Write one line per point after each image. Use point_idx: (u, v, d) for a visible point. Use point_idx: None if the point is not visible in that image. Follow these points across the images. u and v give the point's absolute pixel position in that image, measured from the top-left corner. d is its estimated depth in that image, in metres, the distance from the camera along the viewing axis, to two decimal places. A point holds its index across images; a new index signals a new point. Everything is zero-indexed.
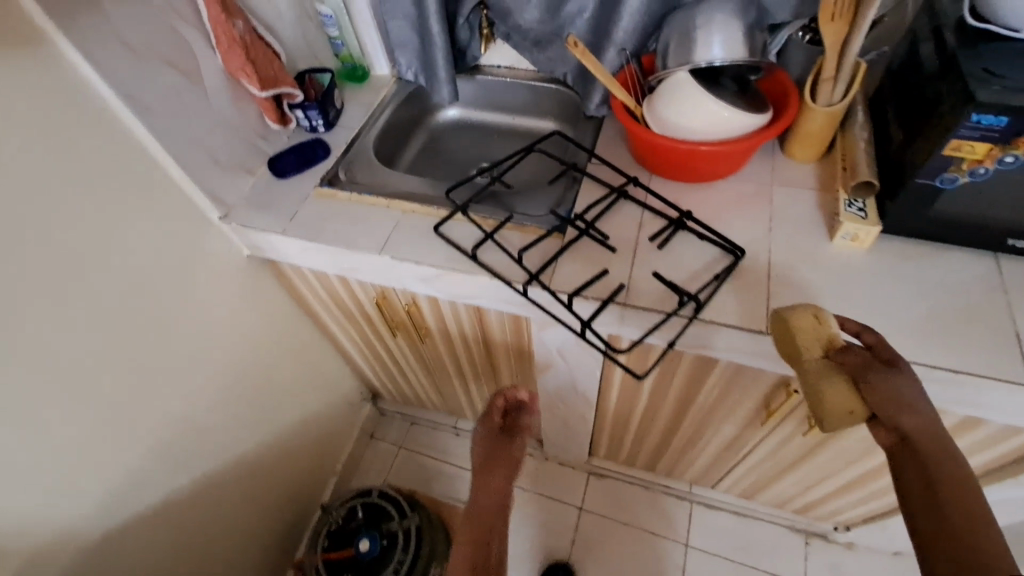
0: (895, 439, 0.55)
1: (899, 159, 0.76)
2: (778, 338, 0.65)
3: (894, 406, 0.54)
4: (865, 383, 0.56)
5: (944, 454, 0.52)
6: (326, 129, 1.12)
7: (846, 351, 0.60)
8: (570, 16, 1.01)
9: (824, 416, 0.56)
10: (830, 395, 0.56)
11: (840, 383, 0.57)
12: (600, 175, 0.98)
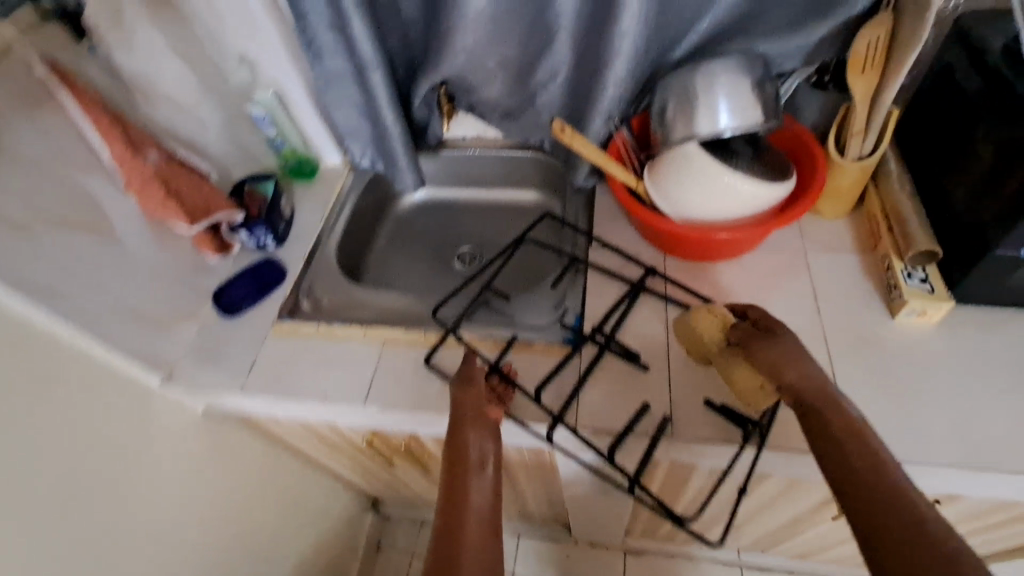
0: (792, 403, 0.59)
1: (967, 223, 0.65)
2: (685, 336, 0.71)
3: (777, 369, 0.60)
4: (752, 350, 0.62)
5: (834, 415, 0.56)
6: (277, 246, 0.95)
7: (735, 331, 0.66)
8: (541, 83, 0.84)
9: (742, 398, 0.65)
10: (740, 381, 0.64)
11: (742, 364, 0.64)
12: (604, 264, 0.84)
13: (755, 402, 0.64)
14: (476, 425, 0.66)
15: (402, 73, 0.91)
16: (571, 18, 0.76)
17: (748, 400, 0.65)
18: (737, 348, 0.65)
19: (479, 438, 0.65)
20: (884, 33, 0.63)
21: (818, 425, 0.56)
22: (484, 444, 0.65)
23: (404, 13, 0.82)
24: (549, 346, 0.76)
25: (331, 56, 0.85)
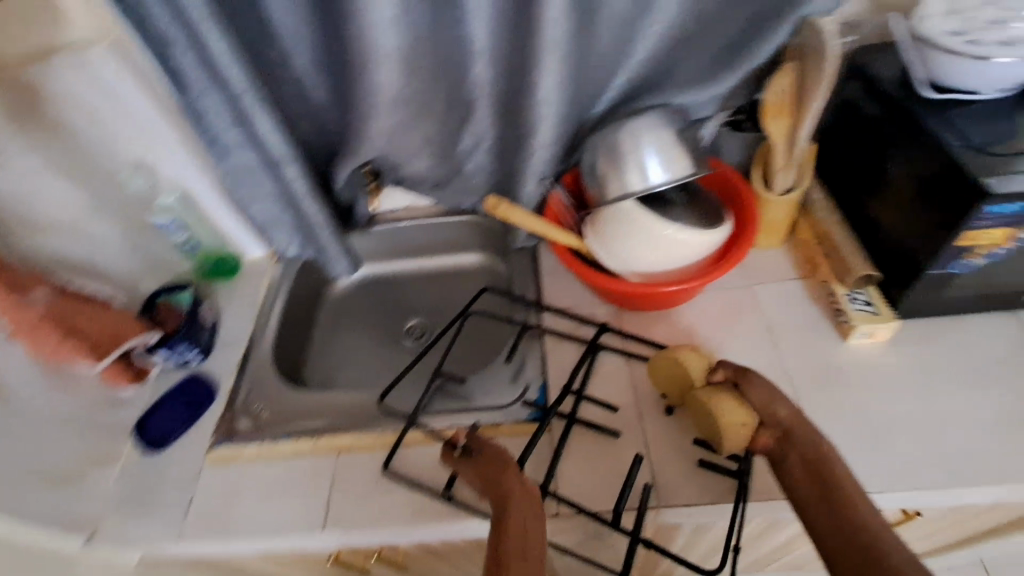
0: (774, 434, 0.59)
1: (899, 248, 0.67)
2: (665, 371, 0.68)
3: (773, 405, 0.60)
4: (744, 386, 0.62)
5: (819, 448, 0.56)
6: (203, 358, 0.86)
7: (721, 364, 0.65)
8: (466, 152, 0.82)
9: (723, 433, 0.60)
10: (726, 414, 0.60)
11: (728, 397, 0.62)
12: (560, 327, 0.81)
13: (730, 440, 0.60)
14: (516, 506, 0.55)
15: (320, 157, 0.86)
16: (490, 89, 0.74)
17: (727, 435, 0.60)
18: (722, 385, 0.63)
19: (517, 526, 0.53)
20: (791, 81, 0.66)
21: (798, 456, 0.57)
22: (521, 532, 0.52)
23: (313, 99, 0.78)
24: (517, 425, 0.72)
25: (239, 150, 0.79)
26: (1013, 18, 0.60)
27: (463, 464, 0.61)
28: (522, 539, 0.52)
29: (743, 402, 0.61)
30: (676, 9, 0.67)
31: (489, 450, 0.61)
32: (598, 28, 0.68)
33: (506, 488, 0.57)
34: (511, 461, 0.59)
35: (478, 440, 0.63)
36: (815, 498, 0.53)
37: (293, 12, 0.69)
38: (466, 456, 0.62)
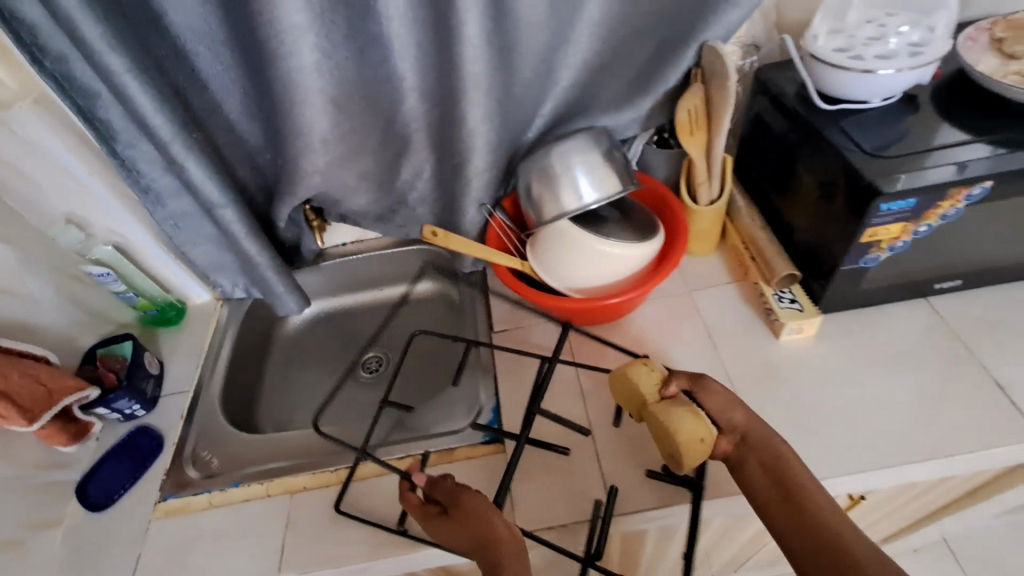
0: (733, 440, 0.61)
1: (814, 247, 0.71)
2: (621, 388, 0.66)
3: (730, 413, 0.62)
4: (699, 395, 0.63)
5: (775, 450, 0.59)
6: (148, 410, 0.84)
7: (675, 376, 0.65)
8: (407, 184, 0.84)
9: (682, 449, 0.58)
10: (684, 428, 0.59)
11: (684, 411, 0.61)
12: (509, 347, 0.83)
13: (690, 457, 0.59)
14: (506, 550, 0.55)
15: (260, 198, 0.87)
16: (423, 123, 0.76)
17: (686, 451, 0.58)
18: (677, 399, 0.63)
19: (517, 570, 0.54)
20: (700, 100, 0.70)
21: (757, 462, 0.59)
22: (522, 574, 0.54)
23: (248, 141, 0.80)
24: (471, 448, 0.73)
25: (175, 196, 0.79)
26: (890, 31, 0.65)
27: (437, 521, 0.60)
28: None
29: (699, 414, 0.60)
30: (591, 40, 0.71)
31: (459, 496, 0.61)
32: (519, 62, 0.71)
33: (487, 531, 0.57)
34: (484, 502, 0.60)
35: (444, 490, 0.62)
36: (778, 501, 0.56)
37: (219, 60, 0.70)
38: (439, 510, 0.61)
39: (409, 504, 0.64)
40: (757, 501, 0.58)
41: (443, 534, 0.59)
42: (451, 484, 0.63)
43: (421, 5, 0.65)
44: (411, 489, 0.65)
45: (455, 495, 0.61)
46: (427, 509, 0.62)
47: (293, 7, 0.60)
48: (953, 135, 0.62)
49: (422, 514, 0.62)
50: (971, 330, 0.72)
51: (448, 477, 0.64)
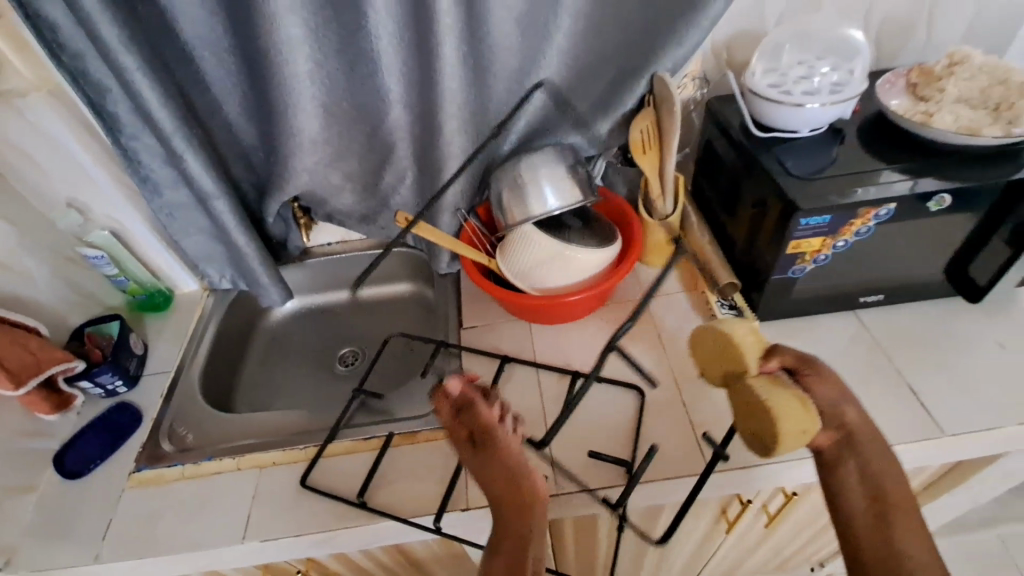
0: (836, 438, 0.58)
1: (749, 258, 0.80)
2: (709, 346, 0.54)
3: (842, 411, 0.57)
4: (807, 379, 0.56)
5: (876, 457, 0.57)
6: (129, 388, 0.89)
7: (784, 354, 0.55)
8: (390, 187, 0.91)
9: (783, 437, 0.48)
10: (790, 414, 0.48)
11: (788, 393, 0.50)
12: (476, 343, 0.89)
13: (786, 445, 0.49)
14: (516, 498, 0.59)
15: (252, 194, 0.94)
16: (406, 131, 0.84)
17: (785, 441, 0.48)
18: (779, 380, 0.52)
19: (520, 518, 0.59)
20: (651, 122, 0.79)
21: (855, 465, 0.57)
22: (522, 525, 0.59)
23: (243, 141, 0.87)
24: (432, 431, 0.78)
25: (171, 188, 0.86)
26: (815, 72, 0.75)
27: (464, 444, 0.61)
28: (521, 538, 0.58)
29: (806, 400, 0.50)
30: (559, 66, 0.80)
31: (492, 437, 0.60)
32: (493, 81, 0.79)
33: (509, 482, 0.59)
34: (516, 453, 0.60)
35: (479, 425, 0.60)
36: (867, 518, 0.57)
37: (222, 65, 0.78)
38: (468, 436, 0.61)
39: (441, 409, 0.62)
40: (841, 502, 0.59)
41: (467, 455, 0.61)
42: (488, 419, 0.60)
43: (406, 27, 0.73)
44: (447, 401, 0.62)
45: (494, 434, 0.60)
46: (457, 428, 0.61)
47: (291, 21, 0.68)
48: (869, 163, 0.71)
49: (450, 427, 0.62)
50: (892, 339, 0.80)
51: (487, 408, 0.61)
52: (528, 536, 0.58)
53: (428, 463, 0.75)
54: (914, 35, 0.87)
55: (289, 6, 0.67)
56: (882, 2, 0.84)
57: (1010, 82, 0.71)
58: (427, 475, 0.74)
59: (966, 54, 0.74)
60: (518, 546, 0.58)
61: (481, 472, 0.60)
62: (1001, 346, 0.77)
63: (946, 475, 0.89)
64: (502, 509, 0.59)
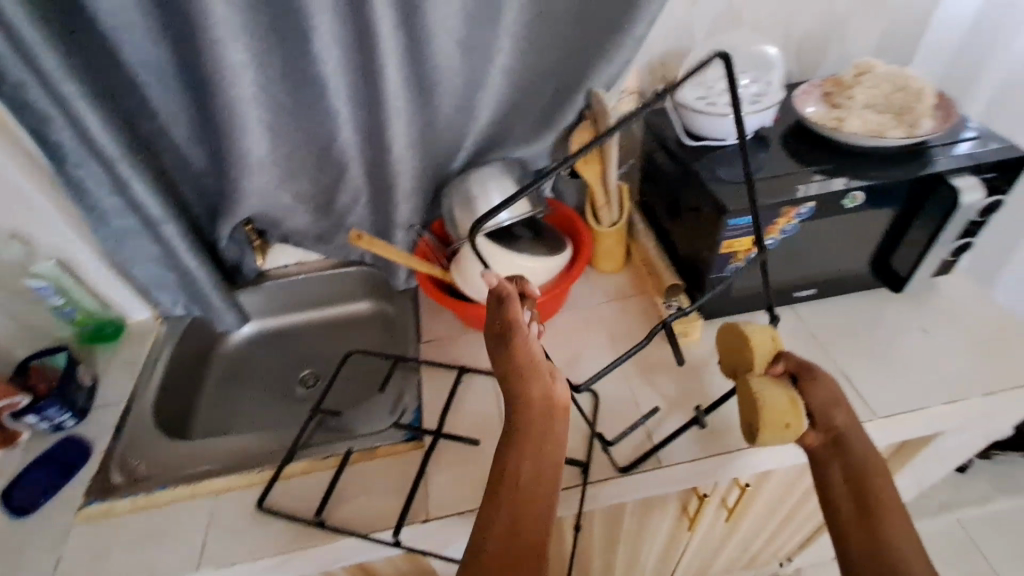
0: (823, 439, 0.62)
1: (690, 259, 0.84)
2: (730, 342, 0.67)
3: (831, 414, 0.61)
4: (804, 384, 0.63)
5: (866, 460, 0.59)
6: (77, 421, 0.86)
7: (790, 358, 0.65)
8: (345, 207, 0.92)
9: (763, 426, 0.59)
10: (773, 408, 0.59)
11: (779, 390, 0.61)
12: (434, 356, 0.90)
13: (770, 435, 0.59)
14: (534, 417, 0.56)
15: (204, 218, 0.94)
16: (357, 152, 0.86)
17: (766, 430, 0.59)
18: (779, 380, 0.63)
19: (536, 442, 0.55)
20: (590, 136, 0.83)
21: (841, 465, 0.60)
22: (536, 451, 0.55)
23: (192, 165, 0.87)
24: (393, 445, 0.78)
25: (119, 215, 0.86)
26: (737, 84, 0.81)
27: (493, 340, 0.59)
28: (539, 450, 0.55)
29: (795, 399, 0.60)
30: (502, 85, 0.83)
31: (519, 336, 0.57)
32: (439, 101, 0.82)
33: (529, 383, 0.57)
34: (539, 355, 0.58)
35: (509, 321, 0.58)
36: (851, 513, 0.57)
37: (168, 92, 0.79)
38: (497, 334, 0.59)
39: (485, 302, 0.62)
40: (829, 501, 0.60)
41: (492, 352, 0.59)
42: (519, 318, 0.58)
43: (351, 52, 0.76)
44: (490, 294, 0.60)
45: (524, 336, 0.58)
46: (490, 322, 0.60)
47: (234, 48, 0.70)
48: (791, 165, 0.76)
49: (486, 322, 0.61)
50: (827, 329, 0.85)
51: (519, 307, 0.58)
52: (545, 450, 0.56)
53: (388, 477, 0.76)
54: (829, 48, 0.95)
55: (230, 34, 0.69)
56: (797, 19, 0.91)
57: (909, 89, 0.78)
58: (387, 489, 0.74)
59: (870, 66, 0.82)
60: (534, 457, 0.55)
61: (502, 372, 0.58)
62: (922, 330, 0.83)
63: (890, 458, 0.93)
64: (519, 416, 0.56)
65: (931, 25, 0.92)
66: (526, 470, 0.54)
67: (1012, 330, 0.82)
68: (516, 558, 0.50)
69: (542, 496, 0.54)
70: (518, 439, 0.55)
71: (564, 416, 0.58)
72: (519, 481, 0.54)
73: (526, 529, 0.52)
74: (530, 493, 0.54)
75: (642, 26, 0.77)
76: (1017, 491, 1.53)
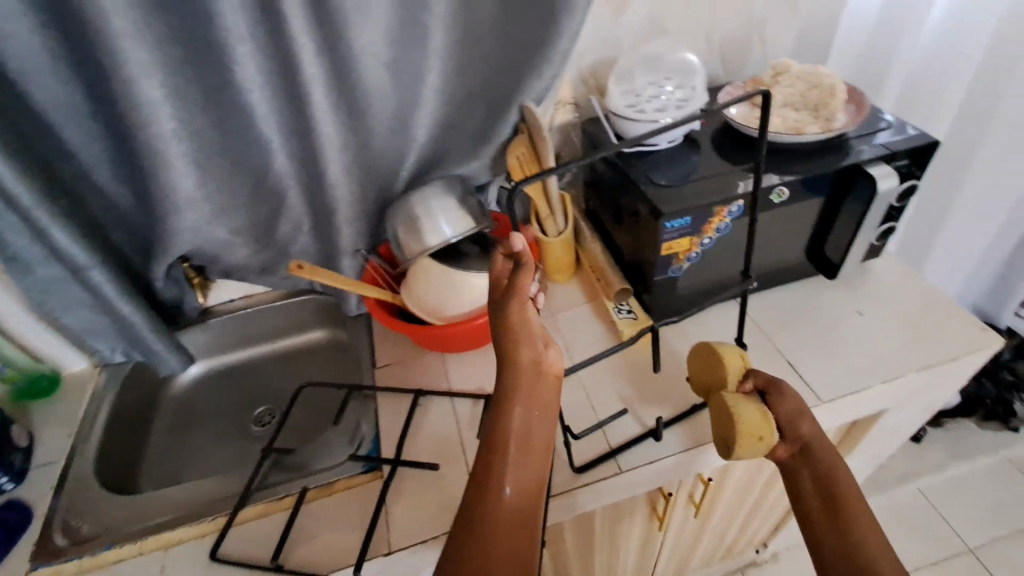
0: (792, 449, 0.63)
1: (635, 262, 0.85)
2: (703, 360, 0.70)
3: (797, 424, 0.63)
4: (772, 399, 0.65)
5: (832, 463, 0.61)
6: (15, 484, 0.81)
7: (756, 375, 0.68)
8: (287, 236, 0.90)
9: (740, 439, 0.61)
10: (748, 421, 0.61)
11: (749, 404, 0.63)
12: (390, 381, 0.88)
13: (745, 448, 0.62)
14: (525, 400, 0.54)
15: (137, 259, 0.90)
16: (293, 179, 0.84)
17: (742, 442, 0.61)
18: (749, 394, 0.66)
19: (523, 435, 0.53)
20: (525, 149, 0.84)
21: (809, 472, 0.62)
22: (524, 447, 0.53)
23: (119, 206, 0.84)
24: (350, 478, 0.76)
25: (42, 263, 0.81)
26: (663, 90, 0.83)
27: (496, 306, 0.57)
28: (527, 432, 0.53)
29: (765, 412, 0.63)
30: (437, 103, 0.83)
31: (523, 305, 0.56)
32: (373, 123, 0.81)
33: (525, 357, 0.55)
34: (538, 328, 0.56)
35: (517, 287, 0.56)
36: (821, 516, 0.58)
37: (85, 132, 0.76)
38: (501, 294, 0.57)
39: (495, 263, 0.59)
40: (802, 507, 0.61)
41: (492, 317, 0.57)
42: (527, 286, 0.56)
43: (275, 80, 0.74)
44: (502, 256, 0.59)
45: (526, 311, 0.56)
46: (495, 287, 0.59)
47: (149, 83, 0.68)
48: (722, 165, 0.79)
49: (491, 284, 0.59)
50: (770, 320, 0.88)
51: (529, 275, 0.57)
52: (534, 429, 0.54)
53: (349, 511, 0.74)
54: (750, 50, 0.99)
55: (144, 69, 0.67)
56: (716, 24, 0.95)
57: (822, 85, 0.82)
58: (348, 524, 0.72)
59: (785, 65, 0.86)
60: (522, 441, 0.53)
61: (500, 339, 0.56)
62: (858, 313, 0.87)
63: (844, 439, 0.97)
64: (512, 392, 0.54)
65: (840, 26, 0.96)
66: (510, 463, 0.52)
67: (939, 305, 0.87)
68: (502, 544, 0.49)
69: (527, 480, 0.52)
70: (508, 417, 0.53)
71: (553, 392, 0.56)
72: (506, 480, 0.51)
73: (511, 510, 0.50)
74: (516, 476, 0.52)
75: (566, 40, 0.78)
76: (968, 455, 1.61)
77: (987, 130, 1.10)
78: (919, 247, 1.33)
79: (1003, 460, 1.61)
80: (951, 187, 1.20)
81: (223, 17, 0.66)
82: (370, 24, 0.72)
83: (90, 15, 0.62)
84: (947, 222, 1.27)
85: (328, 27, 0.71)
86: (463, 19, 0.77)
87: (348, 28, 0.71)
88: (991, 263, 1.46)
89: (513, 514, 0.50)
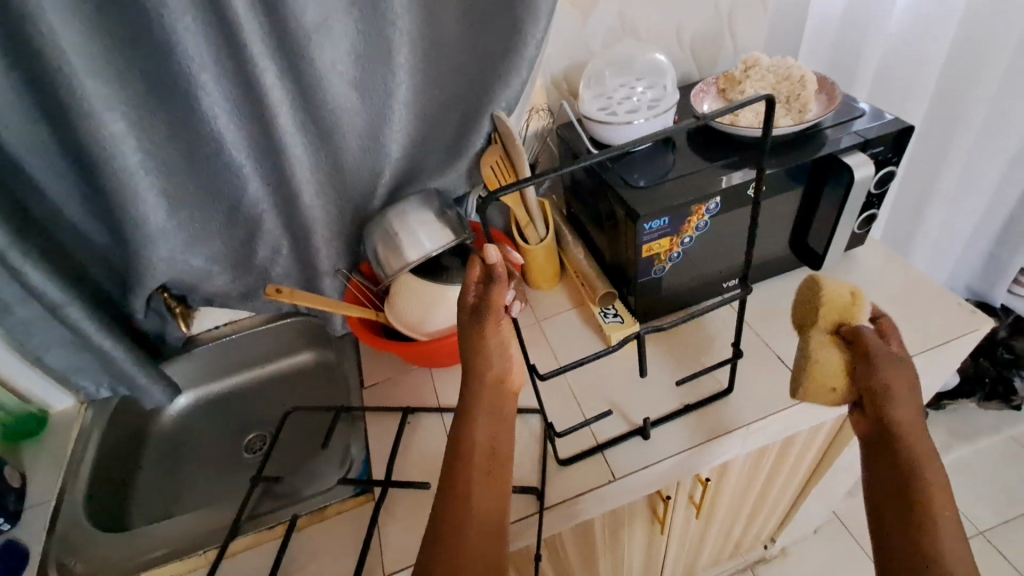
0: (877, 429, 0.52)
1: (617, 265, 0.84)
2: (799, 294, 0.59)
3: (889, 404, 0.51)
4: (871, 361, 0.52)
5: (923, 460, 0.50)
6: (10, 524, 0.80)
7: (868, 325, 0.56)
8: (266, 260, 0.89)
9: (805, 386, 0.53)
10: (824, 372, 0.53)
11: (837, 358, 0.53)
12: (378, 400, 0.87)
13: (808, 396, 0.54)
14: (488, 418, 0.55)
15: (117, 293, 0.89)
16: (267, 203, 0.84)
17: (808, 388, 0.54)
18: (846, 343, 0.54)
19: (487, 452, 0.54)
20: (499, 157, 0.83)
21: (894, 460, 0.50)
22: (490, 460, 0.54)
23: (93, 240, 0.83)
24: (342, 503, 0.75)
25: (20, 302, 0.81)
26: (635, 91, 0.83)
27: (468, 320, 0.55)
28: (493, 444, 0.55)
29: (856, 369, 0.53)
30: (407, 118, 0.82)
31: (497, 321, 0.55)
32: (343, 143, 0.81)
33: (493, 369, 0.55)
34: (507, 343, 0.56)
35: (492, 302, 0.54)
36: (891, 503, 0.49)
37: (53, 167, 0.75)
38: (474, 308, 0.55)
39: (469, 271, 0.55)
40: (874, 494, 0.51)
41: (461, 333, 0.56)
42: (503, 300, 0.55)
43: (240, 106, 0.74)
44: (477, 262, 0.55)
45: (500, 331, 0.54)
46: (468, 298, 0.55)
47: (111, 116, 0.67)
48: (699, 163, 0.78)
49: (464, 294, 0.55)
50: (757, 315, 0.87)
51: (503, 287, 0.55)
52: (498, 442, 0.55)
53: (341, 537, 0.73)
54: (722, 45, 0.98)
55: (105, 103, 0.66)
56: (685, 23, 0.95)
57: (792, 77, 0.82)
58: (342, 550, 0.72)
59: (755, 59, 0.85)
60: (490, 451, 0.54)
61: (467, 353, 0.55)
62: None
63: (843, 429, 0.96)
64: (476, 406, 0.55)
65: (808, 16, 0.96)
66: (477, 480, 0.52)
67: (928, 292, 0.86)
68: (472, 550, 0.49)
69: (495, 488, 0.53)
70: (473, 426, 0.54)
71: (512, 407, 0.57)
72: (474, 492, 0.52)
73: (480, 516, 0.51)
74: (483, 488, 0.52)
75: (533, 47, 0.78)
76: (972, 437, 1.60)
77: (965, 110, 1.09)
78: (906, 231, 1.33)
79: (1006, 439, 1.60)
80: (934, 169, 1.20)
81: (182, 46, 0.66)
82: (332, 45, 0.72)
83: (47, 51, 0.62)
84: (933, 204, 1.26)
85: (290, 49, 0.71)
86: (428, 32, 0.77)
87: (310, 50, 0.71)
88: (979, 242, 1.46)
89: (482, 521, 0.51)
